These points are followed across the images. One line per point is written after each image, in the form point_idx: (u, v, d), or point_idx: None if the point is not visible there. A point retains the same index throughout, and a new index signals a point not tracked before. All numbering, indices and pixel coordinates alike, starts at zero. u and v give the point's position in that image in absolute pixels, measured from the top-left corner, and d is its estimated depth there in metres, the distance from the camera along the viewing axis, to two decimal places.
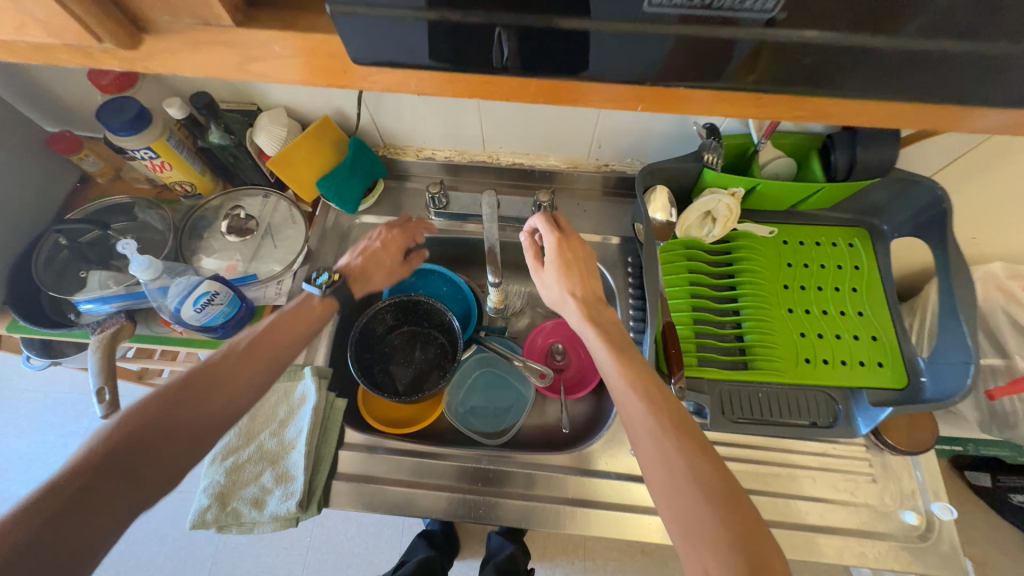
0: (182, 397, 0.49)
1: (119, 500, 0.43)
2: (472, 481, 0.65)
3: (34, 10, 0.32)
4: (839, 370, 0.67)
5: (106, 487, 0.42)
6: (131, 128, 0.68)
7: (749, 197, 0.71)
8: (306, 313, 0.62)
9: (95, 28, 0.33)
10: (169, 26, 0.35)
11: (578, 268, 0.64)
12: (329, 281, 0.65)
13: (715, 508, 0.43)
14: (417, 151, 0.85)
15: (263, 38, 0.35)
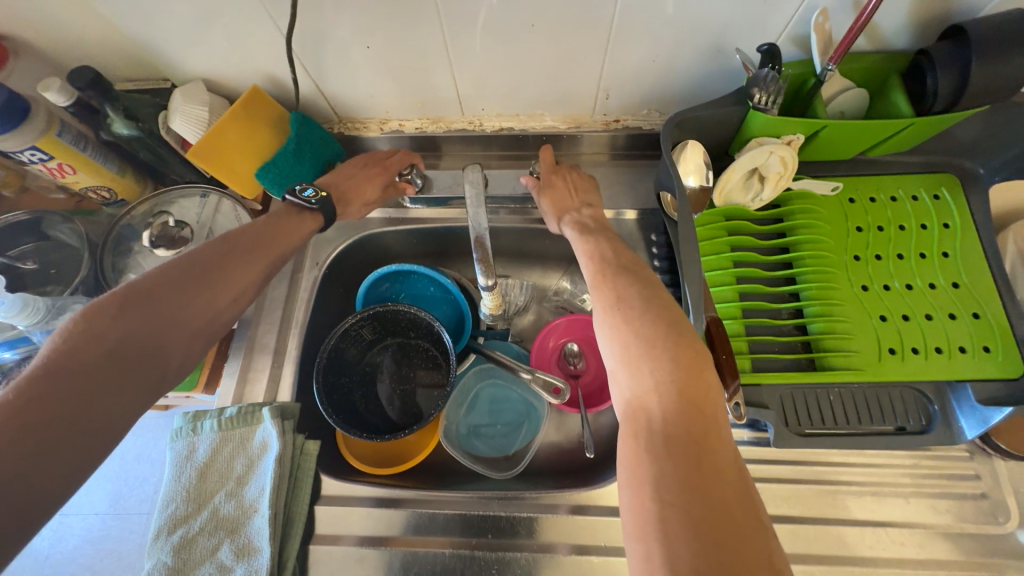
0: (144, 312, 0.43)
1: (89, 433, 0.38)
2: (482, 532, 0.54)
3: None
4: (934, 361, 0.52)
5: (78, 397, 0.38)
6: (3, 123, 0.52)
7: (808, 145, 0.55)
8: (300, 225, 0.56)
9: None
10: None
11: (571, 196, 0.62)
12: (316, 195, 0.57)
13: (652, 344, 0.41)
14: (381, 123, 0.68)
15: None
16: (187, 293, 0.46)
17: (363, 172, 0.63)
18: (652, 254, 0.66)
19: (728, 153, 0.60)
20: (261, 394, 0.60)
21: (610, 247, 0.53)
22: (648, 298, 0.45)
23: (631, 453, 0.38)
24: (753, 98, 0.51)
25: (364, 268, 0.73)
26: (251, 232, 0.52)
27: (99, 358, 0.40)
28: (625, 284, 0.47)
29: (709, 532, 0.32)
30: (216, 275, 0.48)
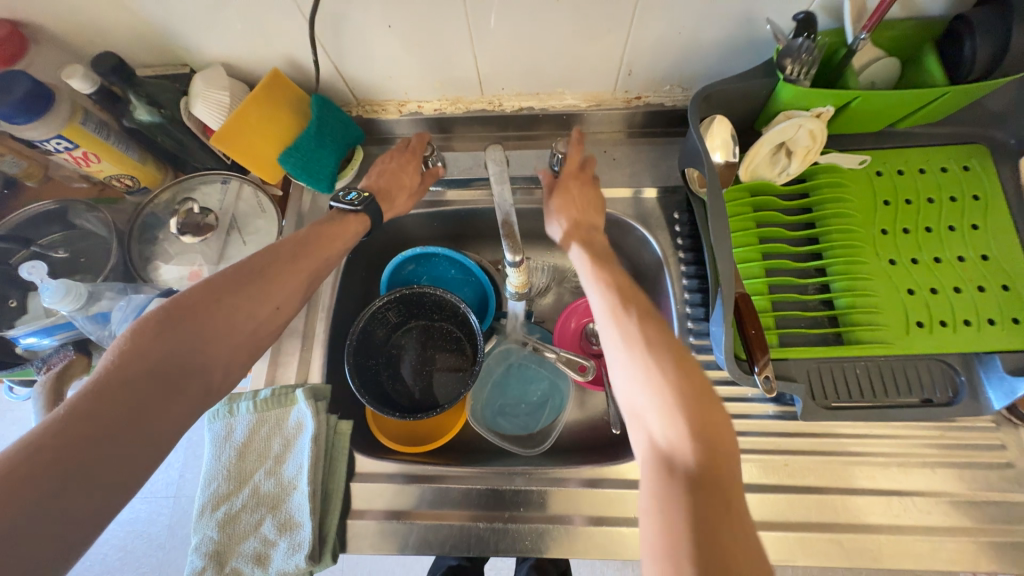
0: (189, 332, 0.44)
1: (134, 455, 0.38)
2: (513, 505, 0.55)
3: None
4: (962, 333, 0.52)
5: (121, 416, 0.38)
6: (30, 112, 0.53)
7: (837, 117, 0.54)
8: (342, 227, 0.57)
9: None
10: None
11: (581, 203, 0.61)
12: (360, 197, 0.58)
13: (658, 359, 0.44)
14: (399, 105, 0.68)
15: None
16: (224, 314, 0.46)
17: (399, 165, 0.63)
18: (674, 233, 0.65)
19: (753, 128, 0.59)
20: (291, 377, 0.61)
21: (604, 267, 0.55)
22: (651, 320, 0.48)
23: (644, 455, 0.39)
24: (784, 70, 0.50)
25: (384, 252, 0.73)
26: (293, 243, 0.53)
27: (144, 374, 0.40)
28: (627, 303, 0.50)
29: (716, 535, 0.33)
30: (257, 287, 0.49)
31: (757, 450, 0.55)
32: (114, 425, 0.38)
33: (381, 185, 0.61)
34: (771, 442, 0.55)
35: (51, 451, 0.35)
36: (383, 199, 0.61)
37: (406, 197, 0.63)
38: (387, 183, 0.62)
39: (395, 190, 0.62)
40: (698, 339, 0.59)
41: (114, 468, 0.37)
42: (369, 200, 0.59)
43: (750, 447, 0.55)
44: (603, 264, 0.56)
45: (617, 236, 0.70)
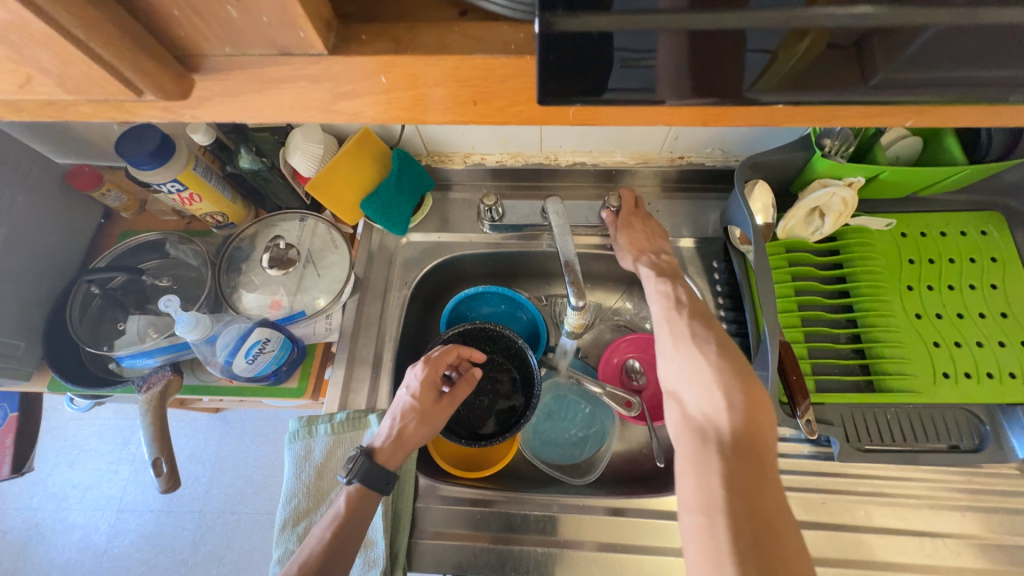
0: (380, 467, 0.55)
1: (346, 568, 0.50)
2: (567, 532, 0.59)
3: (52, 64, 0.21)
4: (986, 385, 0.57)
5: (333, 550, 0.50)
6: (155, 160, 0.60)
7: (866, 186, 0.61)
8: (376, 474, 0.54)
9: (139, 78, 0.22)
10: (227, 66, 0.24)
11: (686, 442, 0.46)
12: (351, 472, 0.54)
13: (721, 370, 0.47)
14: (464, 156, 0.76)
15: (368, 67, 0.23)
16: (406, 442, 0.57)
17: (422, 419, 0.59)
18: (713, 279, 0.71)
19: (788, 191, 0.65)
20: (361, 403, 0.67)
21: (675, 290, 0.58)
22: (713, 334, 0.51)
23: (699, 453, 0.44)
24: (824, 147, 0.58)
25: (442, 287, 0.80)
26: (429, 407, 0.59)
27: (349, 523, 0.52)
28: (690, 318, 0.54)
29: (755, 528, 0.38)
30: (422, 424, 0.58)
31: (796, 488, 0.59)
32: (332, 552, 0.50)
33: (404, 434, 0.57)
34: (807, 482, 0.59)
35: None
36: (400, 451, 0.57)
37: (416, 440, 0.58)
38: (397, 432, 0.57)
39: (418, 430, 0.58)
40: None
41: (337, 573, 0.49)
42: (368, 471, 0.54)
43: (788, 485, 0.59)
44: (674, 287, 0.59)
45: None
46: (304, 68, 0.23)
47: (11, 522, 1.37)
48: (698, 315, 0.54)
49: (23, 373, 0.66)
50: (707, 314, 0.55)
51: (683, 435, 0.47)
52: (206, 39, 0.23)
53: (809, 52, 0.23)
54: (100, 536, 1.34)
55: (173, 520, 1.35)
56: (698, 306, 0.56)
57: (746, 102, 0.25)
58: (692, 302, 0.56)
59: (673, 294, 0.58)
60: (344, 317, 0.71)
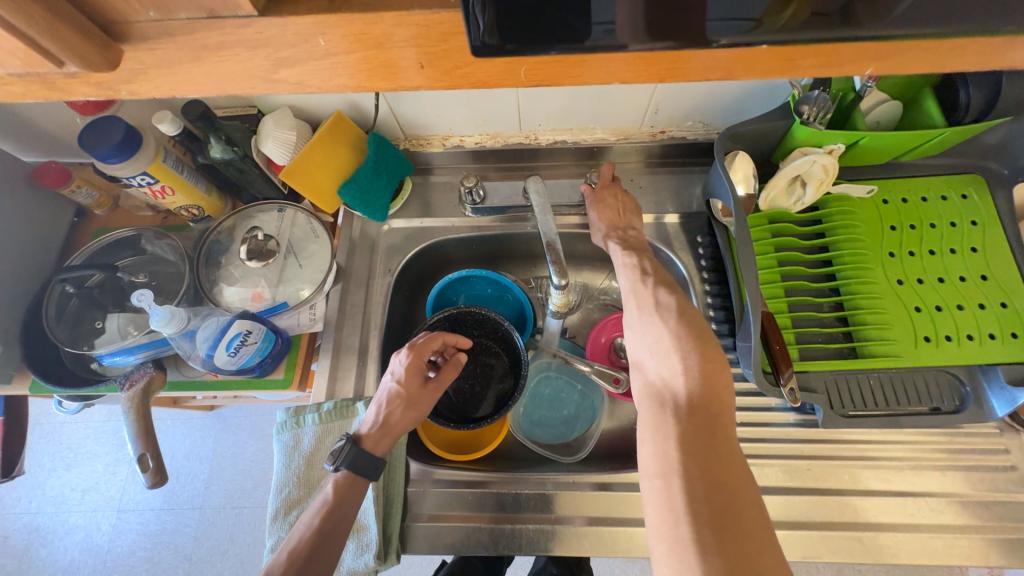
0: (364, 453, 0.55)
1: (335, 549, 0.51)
2: (559, 508, 0.60)
3: None
4: (966, 347, 0.57)
5: (321, 534, 0.50)
6: (121, 153, 0.58)
7: (847, 153, 0.60)
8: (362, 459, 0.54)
9: (69, 53, 0.21)
10: (163, 36, 0.23)
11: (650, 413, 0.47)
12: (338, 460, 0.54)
13: (681, 338, 0.48)
14: (443, 139, 0.74)
15: (307, 31, 0.23)
16: (393, 430, 0.57)
17: (409, 405, 0.58)
18: (698, 254, 0.71)
19: (770, 161, 0.65)
20: (349, 391, 0.66)
21: (641, 261, 0.58)
22: (675, 301, 0.52)
23: (658, 419, 0.45)
24: (802, 114, 0.57)
25: (427, 272, 0.79)
26: (417, 392, 0.59)
27: (335, 508, 0.52)
28: (653, 286, 0.54)
29: (711, 489, 0.39)
30: (409, 411, 0.58)
31: (782, 455, 0.60)
32: (321, 535, 0.50)
33: (391, 422, 0.57)
34: (793, 449, 0.60)
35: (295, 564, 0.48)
36: (387, 438, 0.57)
37: (404, 427, 0.58)
38: (384, 419, 0.56)
39: (406, 417, 0.58)
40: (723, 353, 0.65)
41: (327, 555, 0.50)
42: (356, 458, 0.54)
43: (774, 453, 0.60)
44: (639, 258, 0.59)
45: None
46: (243, 36, 0.22)
47: (11, 528, 1.37)
48: (662, 284, 0.55)
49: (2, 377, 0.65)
50: (671, 282, 0.55)
51: (645, 404, 0.48)
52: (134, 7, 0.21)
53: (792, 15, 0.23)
54: (102, 536, 1.34)
55: (174, 518, 1.35)
56: (662, 274, 0.56)
57: (706, 56, 0.24)
58: (658, 272, 0.57)
59: (638, 265, 0.58)
60: (328, 307, 0.70)
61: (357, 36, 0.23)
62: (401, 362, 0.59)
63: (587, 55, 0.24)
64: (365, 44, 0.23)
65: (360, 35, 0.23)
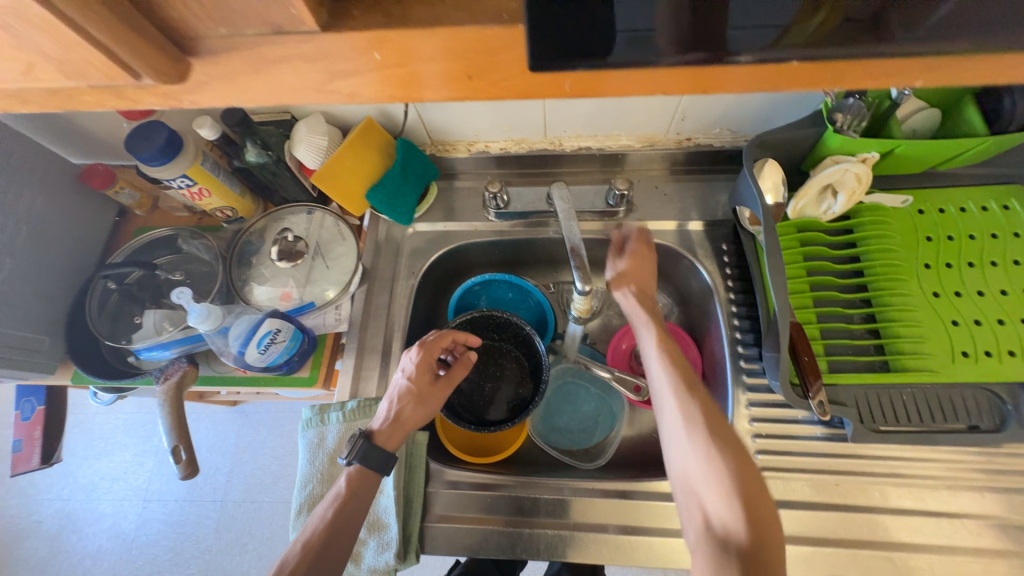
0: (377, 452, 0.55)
1: (347, 540, 0.52)
2: (579, 515, 0.60)
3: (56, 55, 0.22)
4: (1007, 364, 0.55)
5: (334, 527, 0.51)
6: (164, 156, 0.61)
7: (881, 161, 0.59)
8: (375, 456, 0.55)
9: (141, 67, 0.23)
10: (225, 48, 0.24)
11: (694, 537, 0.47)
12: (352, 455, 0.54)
13: (718, 448, 0.48)
14: (468, 145, 0.75)
15: (362, 45, 0.23)
16: (403, 428, 0.58)
17: (420, 401, 0.59)
18: (723, 262, 0.70)
19: (800, 169, 0.64)
20: (372, 391, 0.67)
21: (664, 342, 0.58)
22: (704, 399, 0.52)
23: (703, 552, 0.45)
24: (835, 121, 0.56)
25: (450, 276, 0.80)
26: (427, 388, 0.60)
27: (348, 503, 0.53)
28: (680, 377, 0.54)
29: None
30: (420, 407, 0.59)
31: (809, 470, 0.58)
32: (335, 529, 0.51)
33: (401, 417, 0.58)
34: (821, 463, 0.59)
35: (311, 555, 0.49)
36: (399, 434, 0.57)
37: (415, 422, 0.58)
38: (395, 415, 0.57)
39: (416, 413, 0.58)
40: (749, 364, 0.64)
41: (339, 548, 0.51)
42: (367, 453, 0.55)
43: (801, 467, 0.58)
44: (661, 339, 0.59)
45: (667, 263, 0.75)
46: (300, 49, 0.24)
47: (44, 512, 1.43)
48: (686, 372, 0.55)
49: (47, 368, 0.68)
50: (694, 373, 0.55)
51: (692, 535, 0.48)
52: (201, 22, 0.23)
53: (825, 23, 0.24)
54: (128, 525, 1.39)
55: (196, 509, 1.39)
56: (683, 361, 0.56)
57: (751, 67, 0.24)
58: (680, 359, 0.57)
59: (661, 346, 0.58)
60: (353, 307, 0.72)
61: (412, 48, 0.23)
62: (412, 358, 0.60)
63: (631, 67, 0.24)
64: (416, 58, 0.24)
65: (408, 48, 0.23)
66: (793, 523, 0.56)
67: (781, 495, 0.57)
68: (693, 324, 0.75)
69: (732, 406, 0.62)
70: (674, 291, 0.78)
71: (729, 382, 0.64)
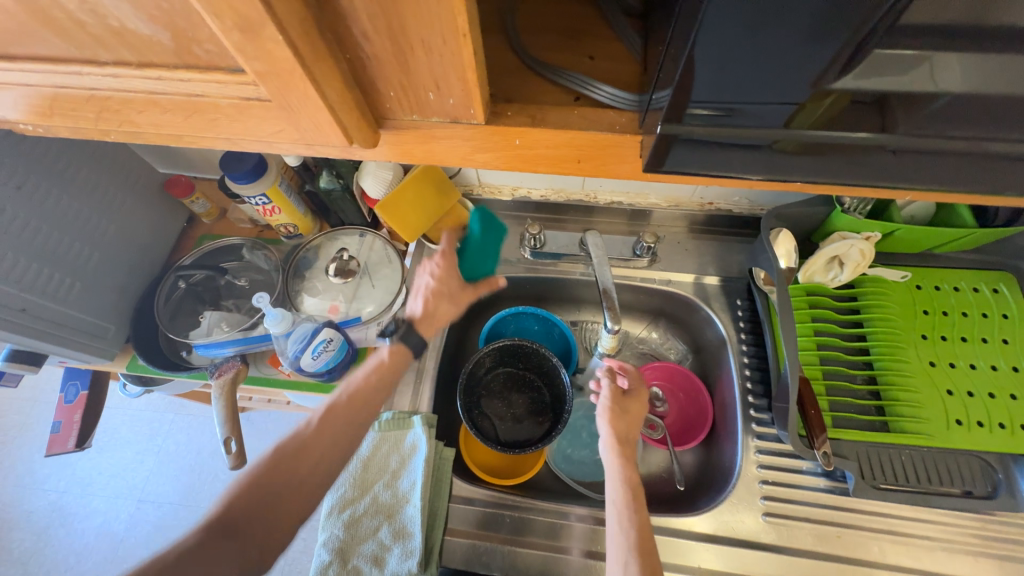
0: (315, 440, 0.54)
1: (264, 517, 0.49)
2: (591, 543, 0.63)
3: (300, 121, 0.31)
4: (998, 435, 0.60)
5: (255, 501, 0.49)
6: (251, 176, 0.69)
7: (882, 241, 0.67)
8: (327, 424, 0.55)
9: (354, 133, 0.32)
10: (407, 123, 0.33)
11: None
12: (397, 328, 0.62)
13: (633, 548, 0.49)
14: (512, 190, 0.84)
15: (507, 134, 0.32)
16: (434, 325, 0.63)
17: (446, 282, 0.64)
18: (737, 316, 0.76)
19: (810, 240, 0.71)
20: (405, 405, 0.72)
21: (615, 432, 0.60)
22: (634, 503, 0.54)
23: None
24: (844, 204, 0.64)
25: (482, 305, 0.86)
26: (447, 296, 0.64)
27: (275, 477, 0.51)
28: (620, 474, 0.57)
29: None
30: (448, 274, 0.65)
31: (812, 519, 0.62)
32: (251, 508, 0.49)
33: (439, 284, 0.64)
34: (824, 513, 0.62)
35: (218, 524, 0.47)
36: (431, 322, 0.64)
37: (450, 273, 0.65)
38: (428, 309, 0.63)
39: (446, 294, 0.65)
40: (759, 413, 0.68)
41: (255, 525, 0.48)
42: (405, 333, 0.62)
43: (804, 514, 0.62)
44: (615, 429, 0.61)
45: (684, 312, 0.81)
46: (463, 131, 0.32)
47: (36, 503, 1.43)
48: (625, 470, 0.57)
49: (108, 354, 0.74)
50: (632, 470, 0.57)
51: None
52: (400, 108, 0.32)
53: (835, 104, 0.30)
54: (120, 524, 1.38)
55: (189, 515, 1.39)
56: (628, 458, 0.58)
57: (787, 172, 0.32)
58: (627, 455, 0.58)
59: (612, 438, 0.60)
60: (394, 325, 0.77)
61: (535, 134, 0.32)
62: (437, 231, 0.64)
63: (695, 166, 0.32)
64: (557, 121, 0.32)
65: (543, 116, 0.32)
66: (795, 568, 0.59)
67: (784, 541, 0.61)
68: (705, 371, 0.80)
69: (741, 451, 0.66)
70: (689, 338, 0.83)
71: (739, 429, 0.68)
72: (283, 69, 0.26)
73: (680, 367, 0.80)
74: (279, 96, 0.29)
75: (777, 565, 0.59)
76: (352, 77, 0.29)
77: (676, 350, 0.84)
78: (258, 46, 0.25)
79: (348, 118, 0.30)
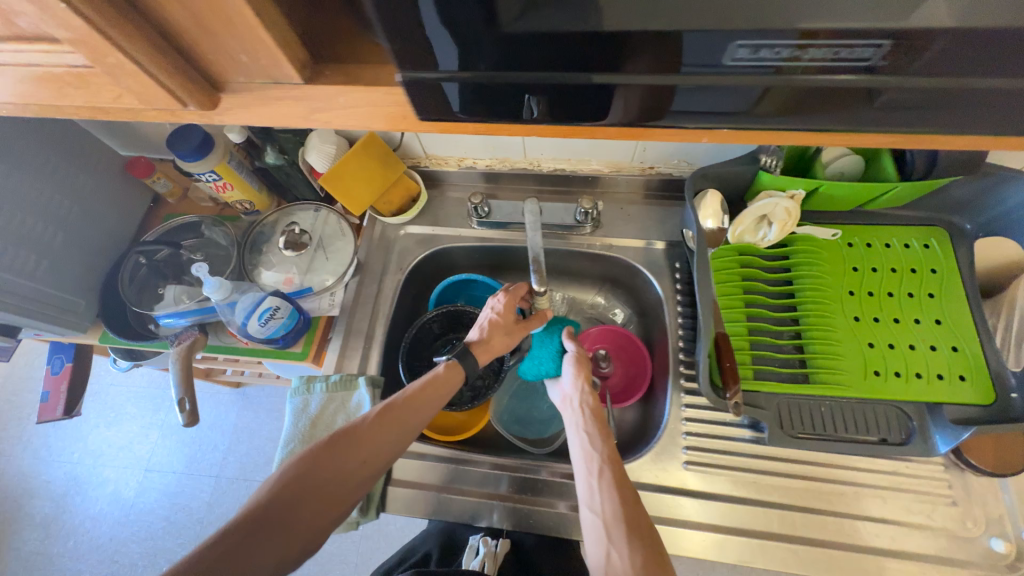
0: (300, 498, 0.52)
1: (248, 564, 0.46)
2: (525, 490, 0.67)
3: (128, 86, 0.36)
4: (914, 384, 0.62)
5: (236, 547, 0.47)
6: (197, 153, 0.71)
7: (812, 199, 0.67)
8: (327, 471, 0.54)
9: (183, 96, 0.37)
10: (245, 87, 0.38)
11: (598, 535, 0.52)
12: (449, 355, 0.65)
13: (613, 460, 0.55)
14: (458, 160, 0.86)
15: (333, 93, 0.37)
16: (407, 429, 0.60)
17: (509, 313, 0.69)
18: (675, 279, 0.77)
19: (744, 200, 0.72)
20: (354, 369, 0.76)
21: (576, 365, 0.64)
22: (603, 422, 0.59)
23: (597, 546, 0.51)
24: (763, 163, 0.66)
25: (434, 275, 0.89)
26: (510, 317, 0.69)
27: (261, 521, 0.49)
28: (585, 398, 0.61)
29: None
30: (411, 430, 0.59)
31: (733, 467, 0.65)
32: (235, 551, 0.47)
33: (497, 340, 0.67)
34: (745, 461, 0.65)
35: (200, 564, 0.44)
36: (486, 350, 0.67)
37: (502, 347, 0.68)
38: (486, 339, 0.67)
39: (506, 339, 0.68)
40: (689, 370, 0.71)
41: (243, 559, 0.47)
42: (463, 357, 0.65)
43: (726, 462, 0.65)
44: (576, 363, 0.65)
45: (628, 277, 0.83)
46: (290, 91, 0.38)
47: (53, 474, 1.54)
48: (589, 394, 0.62)
49: (81, 327, 0.79)
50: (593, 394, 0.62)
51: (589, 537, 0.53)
52: (232, 73, 0.37)
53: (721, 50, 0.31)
54: (129, 491, 1.48)
55: (192, 482, 1.48)
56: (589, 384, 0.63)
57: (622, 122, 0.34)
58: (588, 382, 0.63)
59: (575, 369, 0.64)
60: (345, 294, 0.81)
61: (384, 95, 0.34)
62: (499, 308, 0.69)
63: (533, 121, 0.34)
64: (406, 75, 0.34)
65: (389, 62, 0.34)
66: (713, 511, 0.63)
67: (704, 486, 0.64)
68: (649, 333, 0.83)
69: (669, 406, 0.69)
70: (635, 303, 0.86)
71: (670, 385, 0.71)
72: (94, 39, 0.31)
73: (622, 329, 0.83)
74: (101, 64, 0.34)
75: (696, 508, 0.63)
76: (167, 37, 0.33)
77: (623, 314, 0.87)
78: (63, 19, 0.30)
79: (170, 80, 0.35)
